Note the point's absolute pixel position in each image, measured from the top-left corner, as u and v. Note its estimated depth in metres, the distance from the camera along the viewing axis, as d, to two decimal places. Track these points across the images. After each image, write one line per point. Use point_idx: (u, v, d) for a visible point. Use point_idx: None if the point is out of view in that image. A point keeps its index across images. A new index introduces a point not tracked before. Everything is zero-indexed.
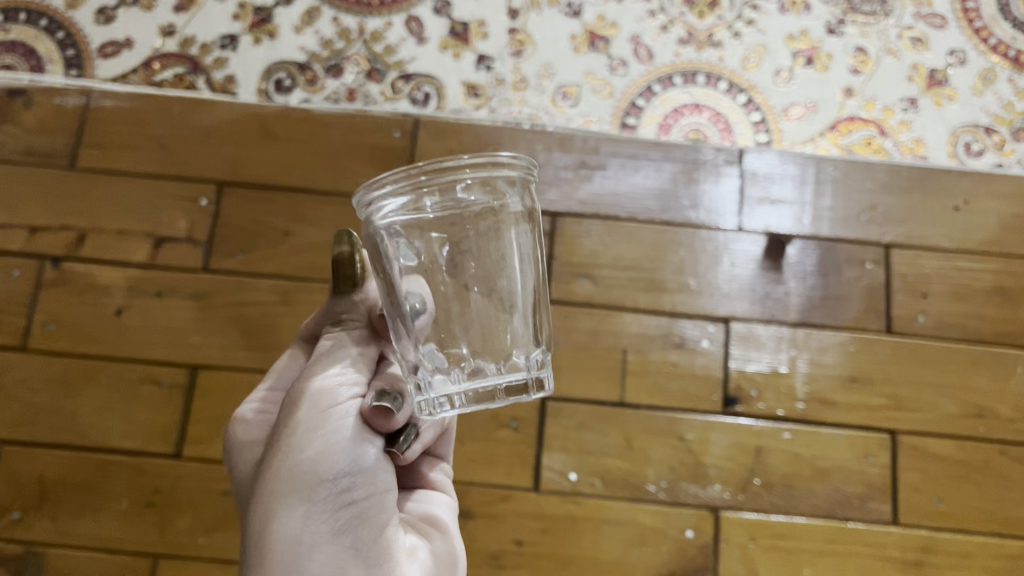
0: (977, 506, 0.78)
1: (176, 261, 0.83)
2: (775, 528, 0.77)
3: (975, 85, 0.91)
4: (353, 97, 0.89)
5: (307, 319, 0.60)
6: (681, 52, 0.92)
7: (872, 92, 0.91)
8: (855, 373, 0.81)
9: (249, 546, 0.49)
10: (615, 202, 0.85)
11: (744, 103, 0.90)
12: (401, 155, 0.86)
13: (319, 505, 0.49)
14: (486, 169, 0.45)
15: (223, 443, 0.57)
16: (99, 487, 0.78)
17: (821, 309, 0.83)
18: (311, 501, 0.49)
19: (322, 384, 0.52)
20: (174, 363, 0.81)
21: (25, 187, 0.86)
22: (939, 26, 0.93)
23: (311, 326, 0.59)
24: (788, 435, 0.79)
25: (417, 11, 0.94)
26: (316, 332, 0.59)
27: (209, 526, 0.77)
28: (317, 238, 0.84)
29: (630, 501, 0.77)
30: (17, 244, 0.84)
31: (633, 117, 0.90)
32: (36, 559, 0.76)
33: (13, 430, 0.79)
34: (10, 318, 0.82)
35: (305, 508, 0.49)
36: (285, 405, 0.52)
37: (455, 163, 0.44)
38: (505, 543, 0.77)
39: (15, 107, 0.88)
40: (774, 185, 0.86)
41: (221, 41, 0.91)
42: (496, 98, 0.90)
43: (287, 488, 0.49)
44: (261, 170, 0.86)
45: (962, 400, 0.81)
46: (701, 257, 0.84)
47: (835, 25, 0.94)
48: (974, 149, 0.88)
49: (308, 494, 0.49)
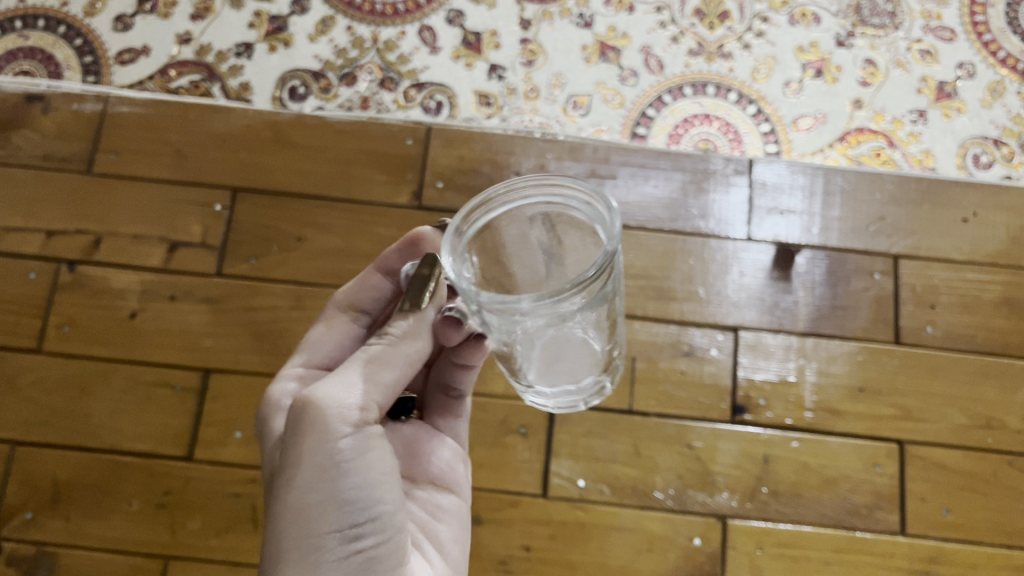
0: (985, 517, 0.78)
1: (190, 265, 0.84)
2: (783, 536, 0.77)
3: (984, 98, 0.92)
4: (366, 105, 0.90)
5: (343, 287, 0.65)
6: (691, 63, 0.93)
7: (882, 103, 0.92)
8: (863, 383, 0.81)
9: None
10: (624, 211, 0.86)
11: (753, 114, 0.91)
12: (413, 162, 0.87)
13: (327, 552, 0.49)
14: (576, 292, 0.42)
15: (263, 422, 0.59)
16: (112, 488, 0.79)
17: (829, 319, 0.83)
18: (318, 549, 0.49)
19: (331, 415, 0.50)
20: (186, 366, 0.81)
21: (43, 191, 0.87)
22: (948, 39, 0.94)
23: (348, 294, 0.65)
24: (796, 444, 0.80)
25: (430, 21, 0.95)
26: (353, 299, 0.64)
27: (219, 529, 0.77)
28: (330, 244, 0.84)
29: (638, 508, 0.78)
30: (34, 247, 0.85)
31: (643, 126, 0.90)
32: (48, 559, 0.77)
33: (27, 431, 0.80)
34: (25, 321, 0.83)
35: (313, 556, 0.48)
36: (291, 435, 0.50)
37: (546, 305, 0.42)
38: (513, 549, 0.77)
39: (33, 113, 0.89)
40: (783, 196, 0.87)
41: (237, 49, 0.93)
42: (507, 107, 0.91)
43: (295, 534, 0.48)
44: (274, 177, 0.87)
45: (970, 410, 0.81)
46: (711, 266, 0.85)
47: (844, 37, 0.95)
48: (983, 161, 0.89)
49: (315, 543, 0.49)
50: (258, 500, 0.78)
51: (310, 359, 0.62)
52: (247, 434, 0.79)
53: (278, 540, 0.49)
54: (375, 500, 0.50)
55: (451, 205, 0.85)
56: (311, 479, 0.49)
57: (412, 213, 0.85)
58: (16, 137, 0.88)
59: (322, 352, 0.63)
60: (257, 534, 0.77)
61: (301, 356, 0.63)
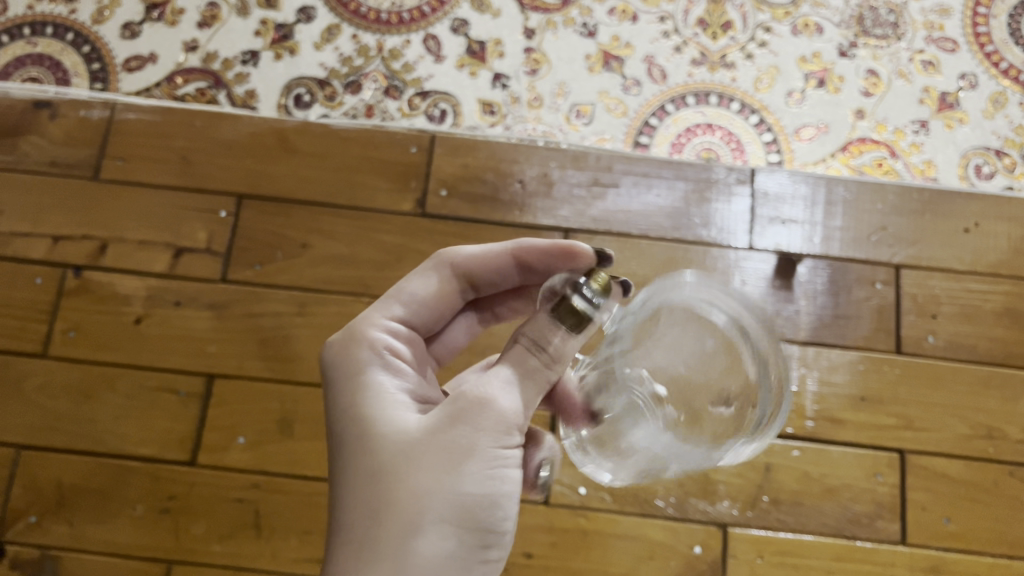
0: (986, 527, 0.79)
1: (195, 271, 0.85)
2: (784, 545, 0.78)
3: (985, 109, 0.92)
4: (371, 113, 0.91)
5: (464, 251, 0.59)
6: (694, 73, 0.94)
7: (884, 114, 0.92)
8: (864, 392, 0.82)
9: (374, 548, 0.45)
10: (627, 219, 0.86)
11: (756, 123, 0.92)
12: (417, 170, 0.88)
13: (461, 541, 0.46)
14: None
15: (337, 366, 0.52)
16: (116, 492, 0.79)
17: (830, 329, 0.84)
18: (455, 534, 0.46)
19: (506, 412, 0.48)
20: (191, 372, 0.82)
21: (50, 197, 0.87)
22: (950, 50, 0.94)
23: (469, 265, 0.59)
24: (797, 453, 0.80)
25: (434, 29, 0.95)
26: (472, 273, 0.59)
27: (222, 534, 0.78)
28: (334, 250, 0.85)
29: (640, 516, 0.78)
30: (40, 253, 0.86)
31: (646, 135, 0.91)
32: (52, 562, 0.77)
33: (32, 435, 0.81)
34: (31, 326, 0.83)
35: (449, 539, 0.46)
36: (459, 414, 0.47)
37: None
38: (515, 556, 0.77)
39: (41, 119, 0.89)
40: (785, 206, 0.87)
41: (243, 57, 0.93)
42: (511, 116, 0.91)
43: (444, 514, 0.46)
44: (280, 184, 0.87)
45: (971, 420, 0.81)
46: (713, 275, 0.85)
47: (847, 48, 0.95)
48: (985, 172, 0.89)
49: (455, 527, 0.46)
50: (261, 505, 0.79)
51: (411, 314, 0.57)
52: (251, 439, 0.80)
53: (419, 512, 0.45)
54: (511, 519, 0.49)
55: (455, 213, 0.86)
56: (484, 481, 0.47)
57: (416, 220, 0.86)
58: (24, 143, 0.89)
59: (423, 313, 0.57)
60: (259, 540, 0.78)
61: (398, 305, 0.56)
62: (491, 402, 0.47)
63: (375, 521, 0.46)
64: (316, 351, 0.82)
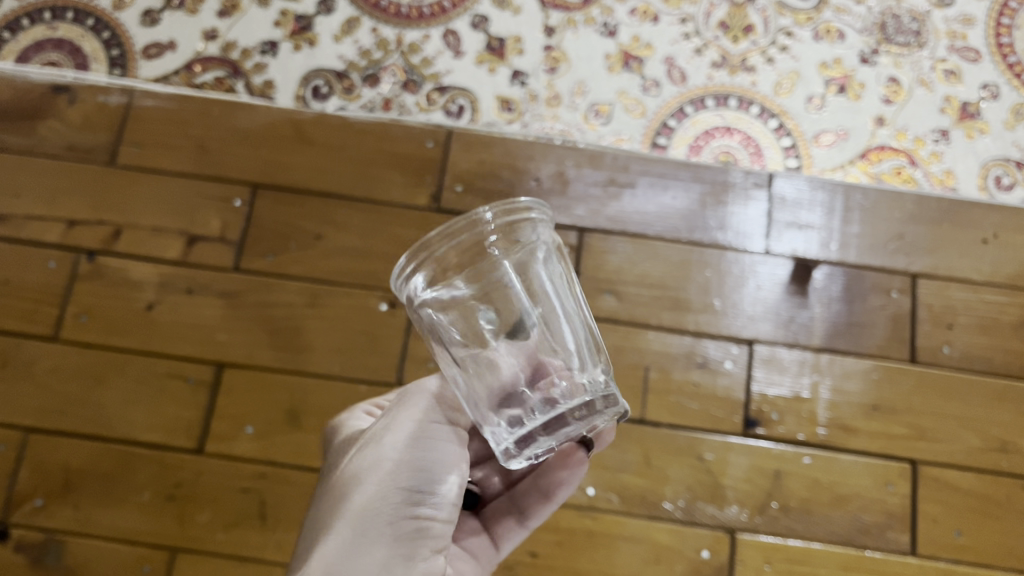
0: (998, 541, 0.78)
1: (208, 259, 0.85)
2: (792, 552, 0.77)
3: (1007, 119, 0.91)
4: (388, 107, 0.91)
5: None
6: (714, 75, 0.93)
7: (904, 121, 0.91)
8: (877, 401, 0.81)
9: (330, 488, 0.55)
10: (642, 221, 0.86)
11: (775, 128, 0.91)
12: (433, 164, 0.87)
13: (398, 475, 0.53)
14: (505, 214, 0.48)
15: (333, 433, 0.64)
16: (123, 478, 0.79)
17: (845, 336, 0.83)
18: (392, 468, 0.53)
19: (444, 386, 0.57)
20: (200, 360, 0.82)
21: (66, 181, 0.87)
22: (973, 59, 0.94)
23: None
24: (807, 460, 0.79)
25: (454, 25, 0.95)
26: None
27: (228, 523, 0.78)
28: (348, 243, 0.85)
29: (647, 519, 0.77)
30: (54, 236, 0.85)
31: (664, 137, 0.90)
32: (56, 546, 0.77)
33: (41, 418, 0.81)
34: (43, 309, 0.83)
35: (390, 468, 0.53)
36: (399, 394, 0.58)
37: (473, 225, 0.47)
38: (520, 555, 0.77)
39: (59, 103, 0.89)
40: (802, 211, 0.87)
41: (262, 47, 0.93)
42: (529, 113, 0.91)
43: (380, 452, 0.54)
44: (295, 175, 0.87)
45: (985, 433, 0.80)
46: (727, 278, 0.84)
47: (868, 54, 0.94)
48: (1005, 183, 0.88)
49: (392, 464, 0.53)
50: (267, 495, 0.78)
51: None
52: (259, 429, 0.80)
53: (365, 453, 0.55)
54: (444, 469, 0.54)
55: (471, 208, 0.86)
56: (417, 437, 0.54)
57: (430, 214, 0.86)
58: (42, 126, 0.89)
59: None
60: (264, 530, 0.77)
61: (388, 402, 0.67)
62: (401, 396, 0.57)
63: (319, 504, 0.55)
64: (327, 342, 0.82)
